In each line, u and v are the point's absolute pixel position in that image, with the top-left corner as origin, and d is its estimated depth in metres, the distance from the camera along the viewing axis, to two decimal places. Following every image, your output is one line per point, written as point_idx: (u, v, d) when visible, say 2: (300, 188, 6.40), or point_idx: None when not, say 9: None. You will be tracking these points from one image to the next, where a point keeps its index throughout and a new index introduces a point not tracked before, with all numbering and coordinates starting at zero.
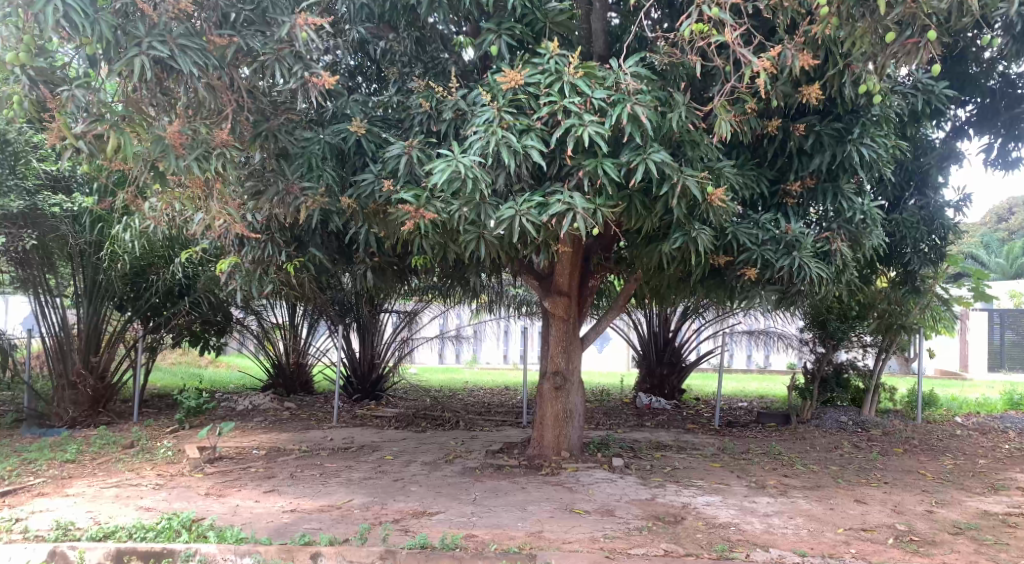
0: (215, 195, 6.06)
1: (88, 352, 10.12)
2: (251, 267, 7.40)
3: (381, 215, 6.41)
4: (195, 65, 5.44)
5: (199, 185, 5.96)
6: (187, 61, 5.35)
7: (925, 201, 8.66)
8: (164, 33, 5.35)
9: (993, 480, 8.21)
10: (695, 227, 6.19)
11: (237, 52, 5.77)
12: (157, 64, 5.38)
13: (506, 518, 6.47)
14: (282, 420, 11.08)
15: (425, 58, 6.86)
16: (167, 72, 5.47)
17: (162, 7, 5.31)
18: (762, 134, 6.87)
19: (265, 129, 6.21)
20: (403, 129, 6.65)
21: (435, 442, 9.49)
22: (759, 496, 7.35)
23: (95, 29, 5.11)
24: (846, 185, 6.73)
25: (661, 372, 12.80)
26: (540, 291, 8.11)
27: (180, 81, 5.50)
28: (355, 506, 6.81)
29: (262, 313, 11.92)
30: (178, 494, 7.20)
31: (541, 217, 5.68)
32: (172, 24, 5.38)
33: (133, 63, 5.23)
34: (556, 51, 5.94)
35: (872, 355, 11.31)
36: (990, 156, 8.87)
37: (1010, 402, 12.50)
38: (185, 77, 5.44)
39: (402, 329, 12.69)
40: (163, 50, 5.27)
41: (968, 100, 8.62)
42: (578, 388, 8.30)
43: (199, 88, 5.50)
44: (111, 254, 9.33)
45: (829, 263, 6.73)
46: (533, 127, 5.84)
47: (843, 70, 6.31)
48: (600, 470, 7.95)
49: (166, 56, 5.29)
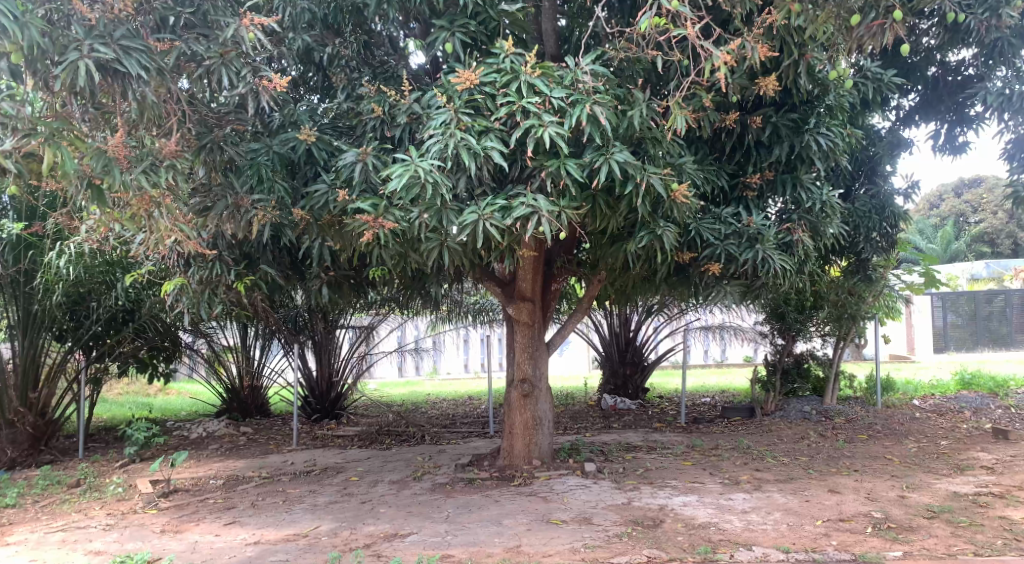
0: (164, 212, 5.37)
1: (25, 389, 9.60)
2: (198, 289, 7.08)
3: (336, 227, 6.09)
4: (142, 68, 5.04)
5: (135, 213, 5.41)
6: (134, 63, 4.95)
7: (876, 189, 8.74)
8: (104, 35, 4.95)
9: (957, 461, 8.28)
10: (660, 225, 6.06)
11: (180, 57, 5.43)
12: (101, 70, 4.95)
13: (481, 534, 6.24)
14: (238, 446, 10.65)
15: (374, 63, 6.61)
16: (111, 80, 5.04)
17: (101, 8, 4.96)
18: (720, 128, 6.77)
19: (210, 140, 5.81)
20: (355, 137, 6.40)
21: (401, 459, 9.21)
22: (734, 492, 7.27)
23: (24, 34, 4.64)
24: (805, 176, 6.72)
25: (624, 373, 12.70)
26: (503, 298, 7.89)
27: (125, 89, 5.06)
28: (322, 533, 6.51)
29: (212, 335, 11.55)
30: (131, 534, 6.81)
31: (506, 221, 5.46)
32: (112, 26, 5.01)
33: (75, 67, 4.79)
34: (511, 50, 5.71)
35: (830, 344, 11.42)
36: (939, 142, 8.99)
37: (963, 382, 12.68)
38: (132, 82, 5.03)
39: (360, 345, 12.40)
40: (107, 51, 4.85)
41: (911, 89, 8.71)
42: (545, 394, 8.15)
43: (148, 92, 5.05)
44: (45, 283, 8.88)
45: (792, 254, 6.71)
46: (492, 128, 5.63)
47: (798, 60, 6.24)
48: (574, 477, 7.78)
49: (111, 58, 4.87)
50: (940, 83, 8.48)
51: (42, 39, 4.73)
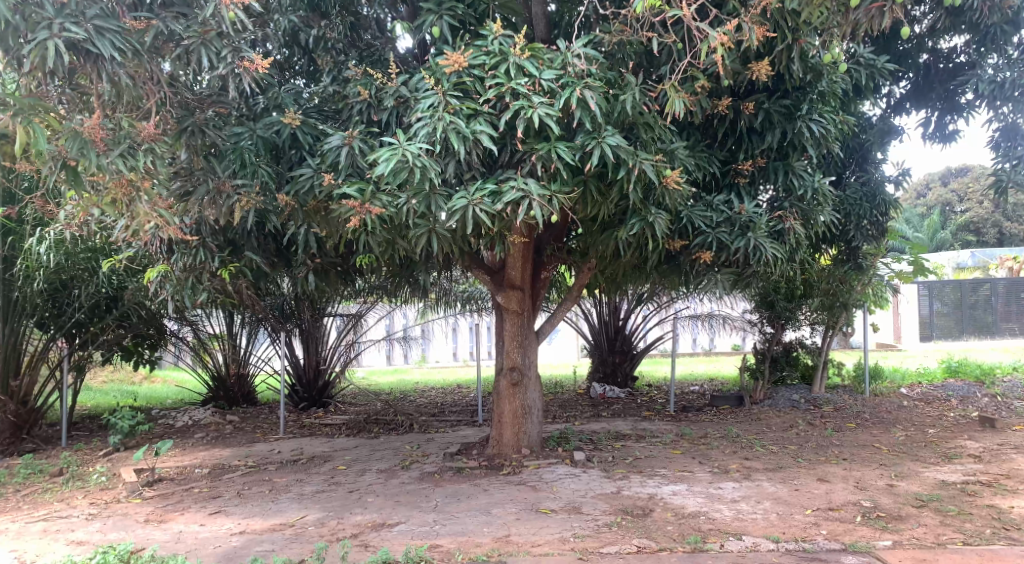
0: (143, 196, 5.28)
1: (6, 376, 9.48)
2: (182, 276, 6.97)
3: (322, 212, 5.98)
4: (115, 48, 4.86)
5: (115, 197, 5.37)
6: (107, 44, 4.76)
7: (867, 176, 8.69)
8: (76, 14, 4.73)
9: (945, 450, 8.29)
10: (652, 212, 5.98)
11: (157, 37, 5.26)
12: (71, 50, 4.75)
13: (470, 523, 6.18)
14: (224, 434, 10.55)
15: (360, 46, 6.49)
16: (82, 60, 4.82)
17: None
18: (712, 114, 6.69)
19: (191, 123, 5.66)
20: (341, 121, 6.28)
21: (389, 448, 9.15)
22: (724, 481, 7.24)
23: None
24: (797, 163, 6.66)
25: (613, 361, 12.67)
26: (493, 286, 7.81)
27: (97, 70, 4.87)
28: (309, 523, 6.43)
29: (198, 323, 11.41)
30: (114, 523, 6.71)
31: (495, 206, 5.36)
32: (85, 5, 4.76)
33: (44, 47, 4.58)
34: (500, 32, 5.59)
35: (819, 333, 11.40)
36: (929, 130, 8.93)
37: (950, 370, 12.72)
38: (103, 64, 4.83)
39: (347, 333, 12.27)
40: (79, 31, 4.66)
41: (902, 76, 8.63)
42: (535, 383, 8.08)
43: (122, 74, 4.89)
44: (26, 270, 8.72)
45: (784, 242, 6.67)
46: (481, 110, 5.51)
47: (792, 44, 6.16)
48: (563, 465, 7.72)
49: (82, 39, 4.67)
50: (931, 71, 8.42)
51: (10, 15, 4.57)
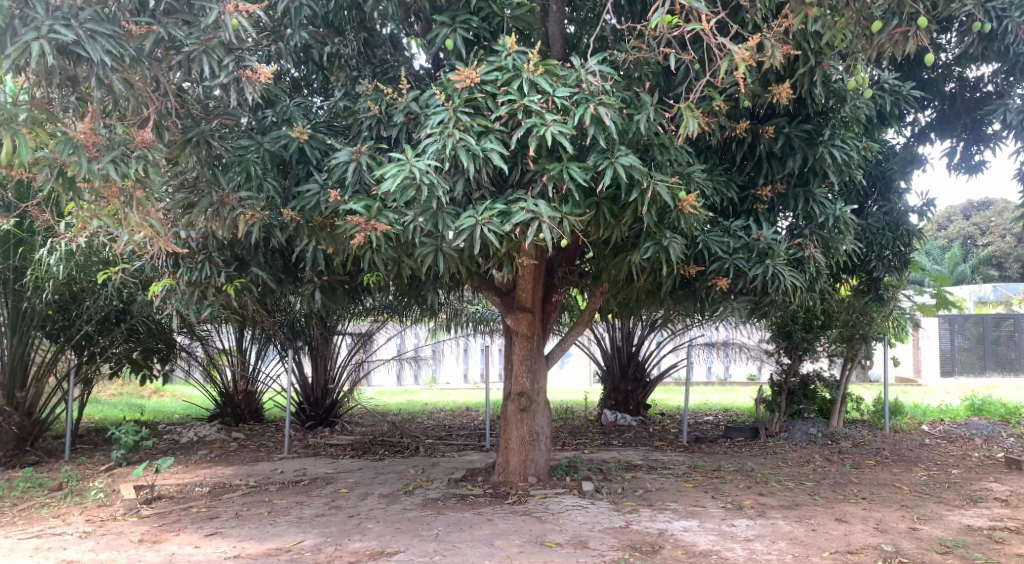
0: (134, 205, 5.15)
1: (12, 387, 9.38)
2: (187, 290, 6.85)
3: (328, 229, 5.82)
4: (107, 53, 4.72)
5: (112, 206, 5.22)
6: (98, 48, 4.63)
7: (889, 206, 8.46)
8: (68, 17, 4.61)
9: (970, 492, 7.96)
10: (666, 236, 5.80)
11: (157, 44, 5.11)
12: (59, 52, 4.64)
13: (472, 555, 5.96)
14: (228, 452, 10.40)
15: (374, 63, 6.43)
16: (73, 61, 4.74)
17: None
18: (730, 137, 6.51)
19: (196, 134, 5.50)
20: (350, 136, 6.16)
21: (393, 471, 8.94)
22: (737, 518, 6.97)
23: None
24: (818, 190, 6.45)
25: (625, 388, 12.39)
26: (503, 308, 7.64)
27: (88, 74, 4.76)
28: (306, 549, 6.23)
29: (208, 338, 11.34)
30: (107, 542, 6.54)
31: (504, 226, 5.19)
32: (79, 8, 4.65)
33: (29, 48, 4.46)
34: (514, 48, 5.46)
35: (837, 365, 11.14)
36: (954, 160, 8.69)
37: (973, 408, 12.35)
38: (95, 68, 4.73)
39: (357, 351, 12.10)
40: (68, 33, 4.53)
41: (927, 105, 8.41)
42: (544, 409, 7.87)
43: (114, 80, 4.77)
44: (36, 281, 8.66)
45: (803, 271, 6.43)
46: (492, 127, 5.37)
47: (814, 67, 5.99)
48: (570, 496, 7.48)
49: (71, 41, 4.54)
50: (957, 100, 8.20)
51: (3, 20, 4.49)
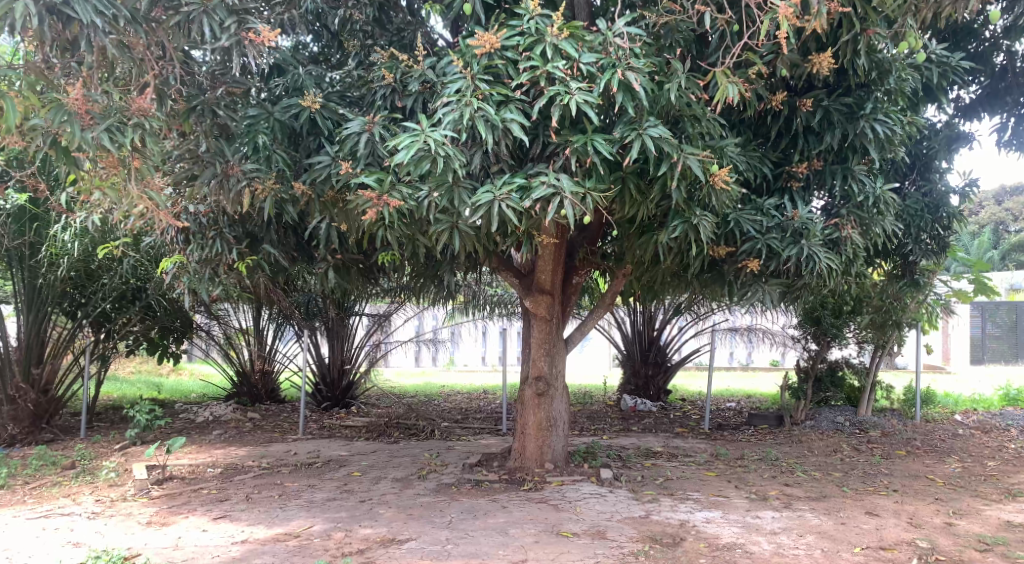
0: (134, 175, 4.94)
1: (28, 364, 9.29)
2: (198, 268, 6.67)
3: (340, 204, 5.60)
4: (99, 14, 4.47)
5: (111, 178, 5.00)
6: (87, 9, 4.36)
7: (929, 186, 8.08)
8: None
9: (1008, 486, 7.60)
10: (696, 214, 5.48)
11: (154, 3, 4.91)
12: (50, 14, 4.39)
13: (485, 545, 5.74)
14: (243, 432, 10.28)
15: (390, 31, 6.14)
16: (64, 23, 4.48)
17: None
18: (765, 109, 6.20)
19: (200, 103, 5.39)
20: (364, 108, 5.91)
21: (408, 455, 8.75)
22: (763, 510, 6.69)
23: None
24: (857, 166, 6.10)
25: (646, 373, 12.11)
26: (522, 289, 7.39)
27: (81, 35, 4.52)
28: (315, 534, 6.05)
29: (224, 317, 11.28)
30: (115, 524, 6.40)
31: (522, 202, 4.92)
32: None
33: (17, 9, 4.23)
34: (537, 10, 5.11)
35: (867, 352, 10.69)
36: (1005, 136, 8.27)
37: (1008, 399, 11.93)
38: (87, 29, 4.49)
39: (376, 332, 11.97)
40: None
41: (972, 81, 7.96)
42: (562, 393, 7.62)
43: (107, 42, 4.55)
44: (50, 256, 8.55)
45: (839, 253, 6.06)
46: (512, 97, 5.10)
47: (858, 35, 5.59)
48: (588, 483, 7.24)
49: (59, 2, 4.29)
50: (1007, 74, 7.75)
51: None
